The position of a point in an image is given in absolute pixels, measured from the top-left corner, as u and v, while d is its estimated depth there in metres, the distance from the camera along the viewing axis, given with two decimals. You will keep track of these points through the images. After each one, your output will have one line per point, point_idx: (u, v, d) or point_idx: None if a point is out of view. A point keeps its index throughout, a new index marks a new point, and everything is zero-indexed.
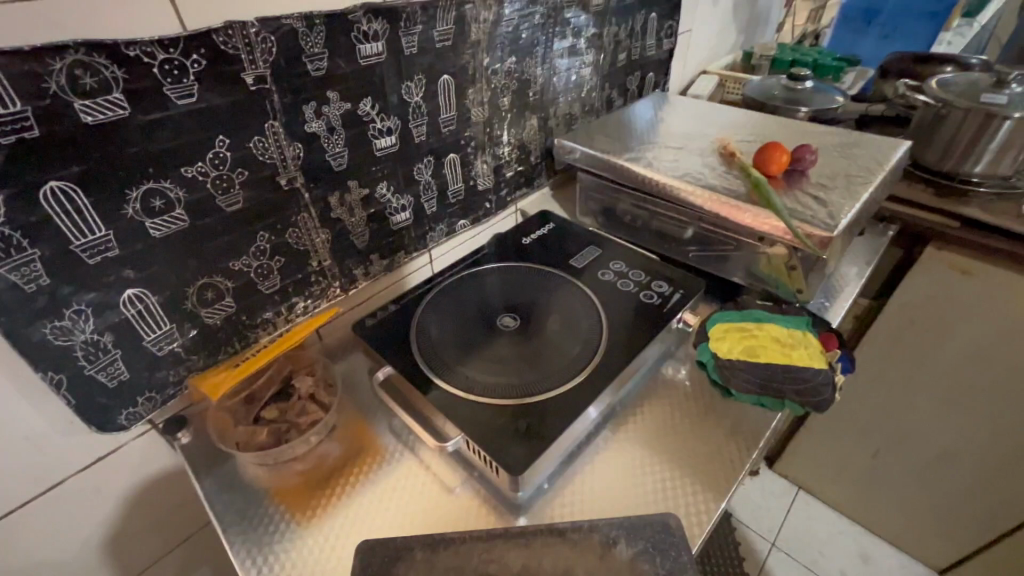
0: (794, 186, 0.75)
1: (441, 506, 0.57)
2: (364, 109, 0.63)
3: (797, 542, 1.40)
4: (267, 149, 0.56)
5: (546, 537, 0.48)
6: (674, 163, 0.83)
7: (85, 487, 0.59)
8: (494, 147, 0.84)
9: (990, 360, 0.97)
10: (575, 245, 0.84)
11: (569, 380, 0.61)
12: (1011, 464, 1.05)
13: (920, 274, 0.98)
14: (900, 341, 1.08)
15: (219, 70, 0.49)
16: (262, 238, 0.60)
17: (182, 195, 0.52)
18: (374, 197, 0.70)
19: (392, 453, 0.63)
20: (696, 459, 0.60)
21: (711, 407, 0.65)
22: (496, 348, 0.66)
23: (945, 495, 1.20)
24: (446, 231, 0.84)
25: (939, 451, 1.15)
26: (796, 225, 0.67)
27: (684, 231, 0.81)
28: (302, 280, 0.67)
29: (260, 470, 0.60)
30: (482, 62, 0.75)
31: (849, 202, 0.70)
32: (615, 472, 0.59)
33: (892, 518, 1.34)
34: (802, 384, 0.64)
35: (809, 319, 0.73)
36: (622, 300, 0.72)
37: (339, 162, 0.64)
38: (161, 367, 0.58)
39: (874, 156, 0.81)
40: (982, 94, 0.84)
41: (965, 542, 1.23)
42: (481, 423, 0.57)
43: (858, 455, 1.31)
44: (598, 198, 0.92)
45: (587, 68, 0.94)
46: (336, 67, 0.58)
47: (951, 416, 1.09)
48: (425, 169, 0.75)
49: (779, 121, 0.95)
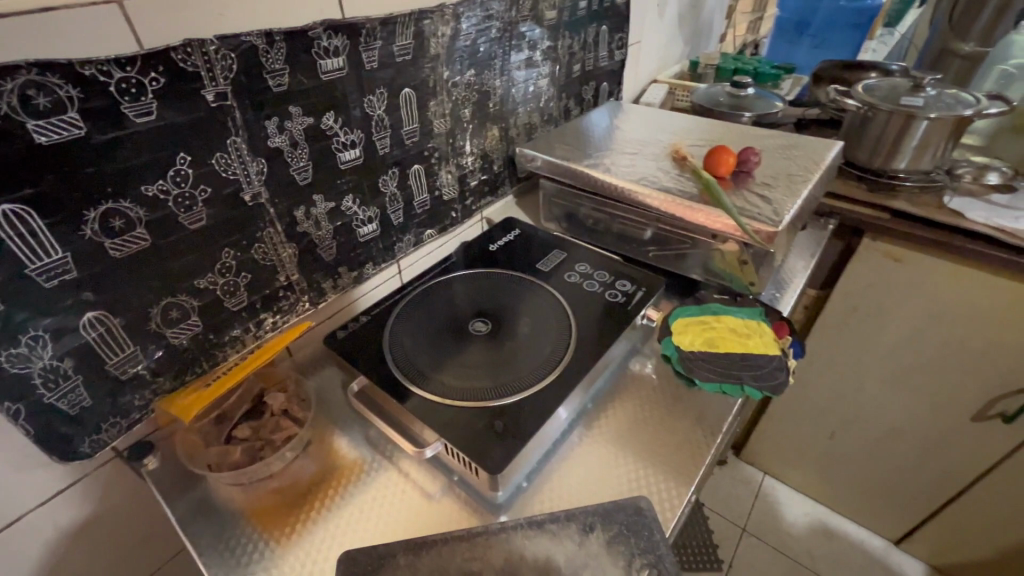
0: (741, 185, 0.80)
1: (422, 512, 0.58)
2: (327, 122, 0.63)
3: (766, 525, 1.46)
4: (230, 165, 0.56)
5: (525, 530, 0.51)
6: (631, 168, 0.87)
7: (43, 525, 0.57)
8: (458, 157, 0.86)
9: (925, 340, 1.06)
10: (541, 250, 0.86)
11: (541, 380, 0.63)
12: (951, 435, 1.14)
13: (860, 265, 1.06)
14: (846, 327, 1.15)
15: (179, 87, 0.49)
16: (227, 255, 0.60)
17: (143, 214, 0.51)
18: (340, 210, 0.71)
19: (371, 464, 0.63)
20: (666, 449, 0.62)
21: (678, 398, 0.68)
22: (469, 354, 0.67)
23: (894, 470, 1.28)
24: (414, 241, 0.85)
25: (888, 429, 1.23)
26: (745, 222, 0.72)
27: (643, 232, 0.85)
28: (269, 295, 0.67)
29: (235, 490, 0.59)
30: (442, 75, 0.76)
31: (791, 199, 0.76)
32: (590, 467, 0.61)
33: (849, 496, 1.42)
34: (758, 370, 0.68)
35: (762, 310, 0.77)
36: (588, 300, 0.75)
37: (304, 176, 0.64)
38: (125, 392, 0.56)
39: (811, 155, 0.87)
40: (902, 97, 0.93)
41: (915, 514, 1.31)
42: (458, 426, 0.58)
43: (815, 438, 1.38)
44: (561, 203, 0.95)
45: (543, 79, 0.98)
46: (298, 82, 0.59)
47: (895, 395, 1.17)
48: (391, 181, 0.76)
49: (726, 125, 1.01)
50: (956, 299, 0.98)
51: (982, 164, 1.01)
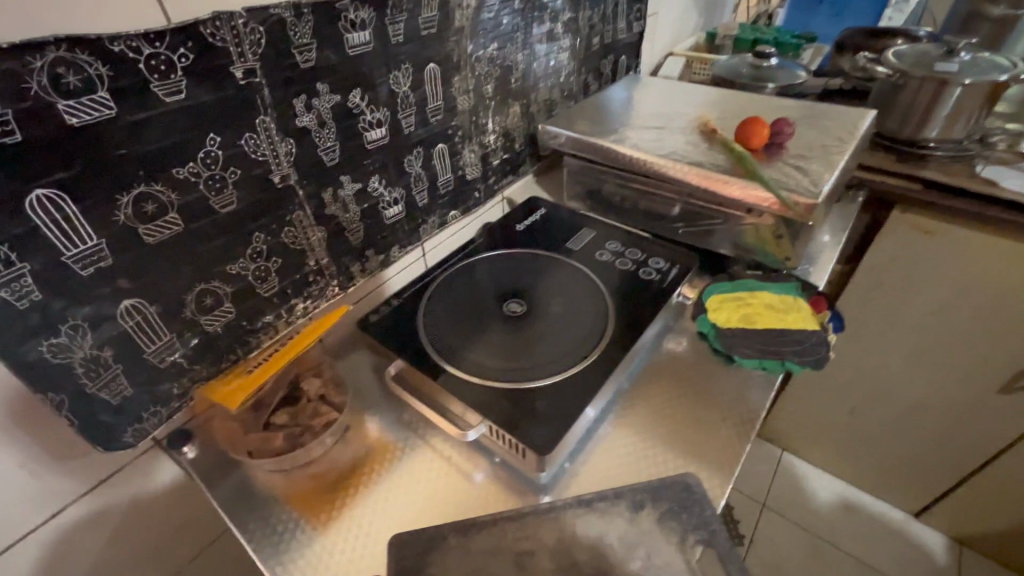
0: (775, 157, 0.78)
1: (465, 493, 0.57)
2: (353, 100, 0.61)
3: (786, 500, 1.47)
4: (258, 146, 0.54)
5: (575, 509, 0.51)
6: (658, 142, 0.84)
7: (89, 514, 0.57)
8: (480, 135, 0.84)
9: (953, 312, 1.04)
10: (568, 229, 0.84)
11: (581, 361, 0.62)
12: (977, 407, 1.13)
13: (888, 238, 1.04)
14: (872, 302, 1.14)
15: (208, 64, 0.47)
16: (257, 239, 0.58)
17: (175, 198, 0.49)
18: (367, 191, 0.69)
19: (408, 446, 0.62)
20: (708, 427, 0.62)
21: (716, 375, 0.67)
22: (505, 336, 0.66)
23: (917, 444, 1.27)
24: (439, 222, 0.84)
25: (911, 403, 1.22)
26: (783, 195, 0.70)
27: (671, 208, 0.83)
28: (300, 281, 0.66)
29: (276, 476, 0.59)
30: (466, 49, 0.74)
31: (828, 170, 0.74)
32: (632, 447, 0.60)
33: (869, 471, 1.42)
34: (798, 345, 0.67)
35: (798, 285, 0.75)
36: (621, 278, 0.73)
37: (331, 156, 0.62)
38: (163, 381, 0.56)
39: (844, 125, 0.85)
40: (936, 63, 0.90)
41: (936, 487, 1.31)
42: (500, 407, 0.57)
43: (836, 413, 1.38)
44: (585, 180, 0.93)
45: (564, 53, 0.95)
46: (325, 58, 0.56)
47: (920, 369, 1.16)
48: (416, 161, 0.74)
49: (752, 97, 0.98)
50: (987, 270, 0.96)
51: (1014, 131, 0.99)
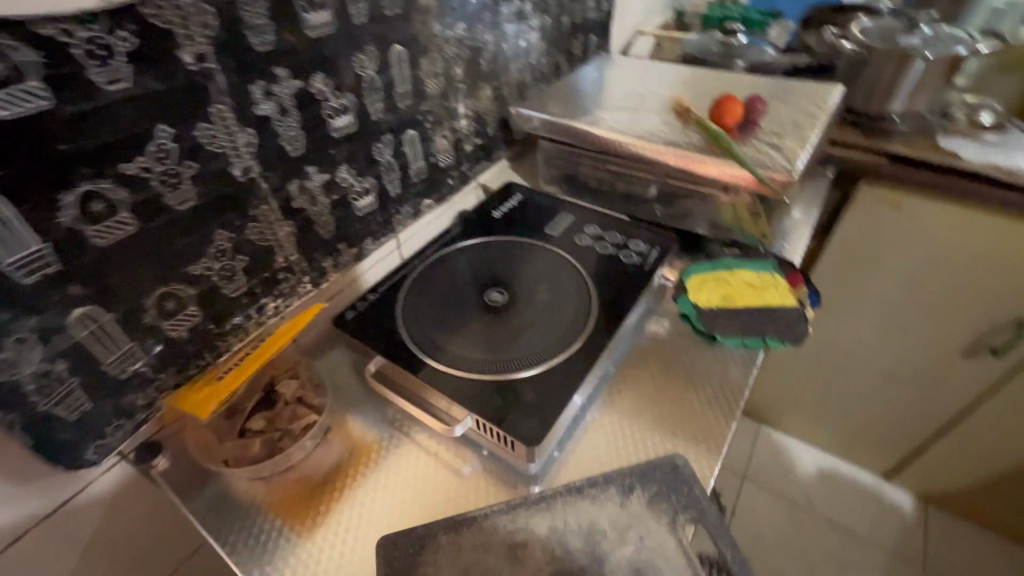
0: (749, 135, 0.78)
1: (454, 488, 0.56)
2: (316, 85, 0.58)
3: (764, 471, 1.52)
4: (215, 136, 0.51)
5: (566, 497, 0.50)
6: (633, 123, 0.83)
7: (53, 537, 0.53)
8: (452, 120, 0.81)
9: (918, 282, 1.08)
10: (546, 214, 0.83)
11: (567, 348, 0.61)
12: (941, 371, 1.18)
13: (857, 212, 1.06)
14: (842, 275, 1.16)
15: (154, 48, 0.43)
16: (220, 236, 0.55)
17: (126, 196, 0.46)
18: (335, 182, 0.66)
19: (392, 444, 0.60)
20: (694, 407, 0.62)
21: (700, 355, 0.68)
22: (487, 326, 0.65)
23: (886, 409, 1.33)
24: (412, 212, 0.81)
25: (880, 371, 1.27)
26: (759, 172, 0.70)
27: (648, 189, 0.83)
28: (269, 279, 0.63)
29: (255, 483, 0.56)
30: (433, 30, 0.71)
31: (801, 146, 0.74)
32: (620, 431, 0.60)
33: (842, 437, 1.47)
34: (777, 322, 0.67)
35: (775, 262, 0.75)
36: (601, 262, 0.73)
37: (295, 146, 0.59)
38: (126, 392, 0.52)
39: (814, 100, 0.85)
40: (901, 39, 0.92)
41: (904, 448, 1.37)
42: (486, 400, 0.56)
43: (810, 385, 1.42)
44: (560, 164, 0.91)
45: (533, 34, 0.92)
46: (283, 41, 0.53)
47: (888, 338, 1.20)
48: (385, 149, 0.71)
49: (723, 74, 0.97)
50: (950, 239, 0.99)
51: (973, 104, 1.02)
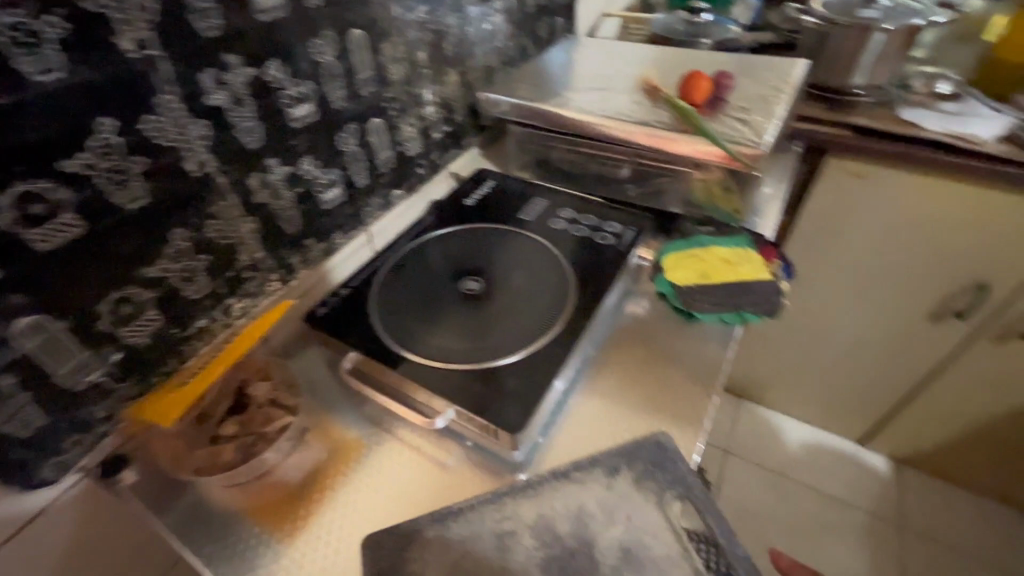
0: (718, 111, 0.78)
1: (438, 482, 0.55)
2: (271, 73, 0.55)
3: (746, 444, 1.55)
4: (164, 129, 0.48)
5: (552, 482, 0.50)
6: (603, 104, 0.82)
7: (14, 562, 0.50)
8: (418, 107, 0.79)
9: (886, 251, 1.11)
10: (520, 199, 0.82)
11: (546, 333, 0.60)
12: (910, 336, 1.22)
13: (825, 185, 1.08)
14: (813, 249, 1.19)
15: (88, 35, 0.40)
16: (178, 235, 0.52)
17: (69, 196, 0.43)
18: (299, 174, 0.63)
19: (373, 442, 0.59)
20: (676, 384, 0.62)
21: (679, 333, 0.68)
22: (464, 315, 0.63)
23: (859, 377, 1.37)
24: (383, 203, 0.79)
25: (853, 339, 1.30)
26: (730, 148, 0.70)
27: (621, 170, 0.82)
28: (233, 279, 0.60)
29: (231, 491, 0.54)
30: (393, 13, 0.68)
31: (769, 120, 0.75)
32: (605, 413, 0.60)
33: (818, 407, 1.51)
34: (753, 296, 0.68)
35: (748, 238, 0.75)
36: (577, 245, 0.72)
37: (253, 138, 0.56)
38: (84, 404, 0.50)
39: (780, 75, 0.86)
40: (858, 11, 0.92)
41: (877, 413, 1.42)
42: (467, 390, 0.55)
43: (786, 357, 1.45)
44: (532, 148, 0.90)
45: (498, 16, 0.90)
46: (232, 26, 0.50)
47: (859, 307, 1.23)
48: (350, 138, 0.69)
49: (690, 52, 0.97)
50: (914, 208, 1.02)
51: (931, 74, 1.04)
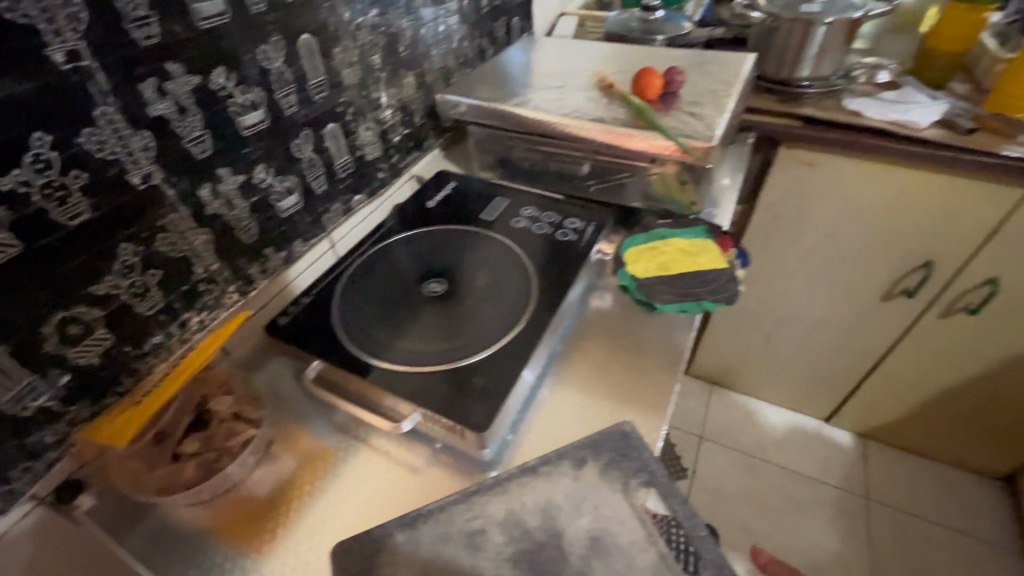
0: (671, 106, 0.80)
1: (409, 486, 0.55)
2: (217, 81, 0.54)
3: (719, 429, 1.59)
4: (104, 142, 0.46)
5: (520, 478, 0.50)
6: (559, 102, 0.83)
7: None
8: (375, 111, 0.78)
9: (839, 235, 1.15)
10: (482, 200, 0.82)
11: (510, 330, 0.61)
12: (866, 316, 1.27)
13: (779, 174, 1.11)
14: (771, 236, 1.23)
15: (14, 47, 0.39)
16: (126, 251, 0.51)
17: (3, 215, 0.41)
18: (253, 183, 0.62)
19: (342, 449, 0.58)
20: (640, 374, 0.64)
21: (642, 324, 0.69)
22: (429, 317, 0.64)
23: (822, 357, 1.42)
24: (343, 209, 0.78)
25: (813, 322, 1.35)
26: (682, 141, 0.72)
27: (580, 167, 0.84)
28: (189, 293, 0.59)
29: (195, 510, 0.53)
30: (342, 17, 0.68)
31: (719, 113, 0.77)
32: (572, 406, 0.61)
33: (785, 389, 1.56)
34: (711, 284, 0.70)
35: (705, 229, 0.77)
36: (539, 242, 0.73)
37: (202, 148, 0.55)
38: (32, 430, 0.48)
39: (729, 69, 0.88)
40: (801, 6, 0.96)
41: (840, 392, 1.47)
42: (433, 392, 0.55)
43: (753, 343, 1.49)
44: (493, 149, 0.91)
45: (452, 18, 0.90)
46: (171, 34, 0.49)
47: (818, 291, 1.28)
48: (305, 145, 0.68)
49: (644, 49, 0.99)
50: (862, 193, 1.07)
51: (872, 64, 1.09)
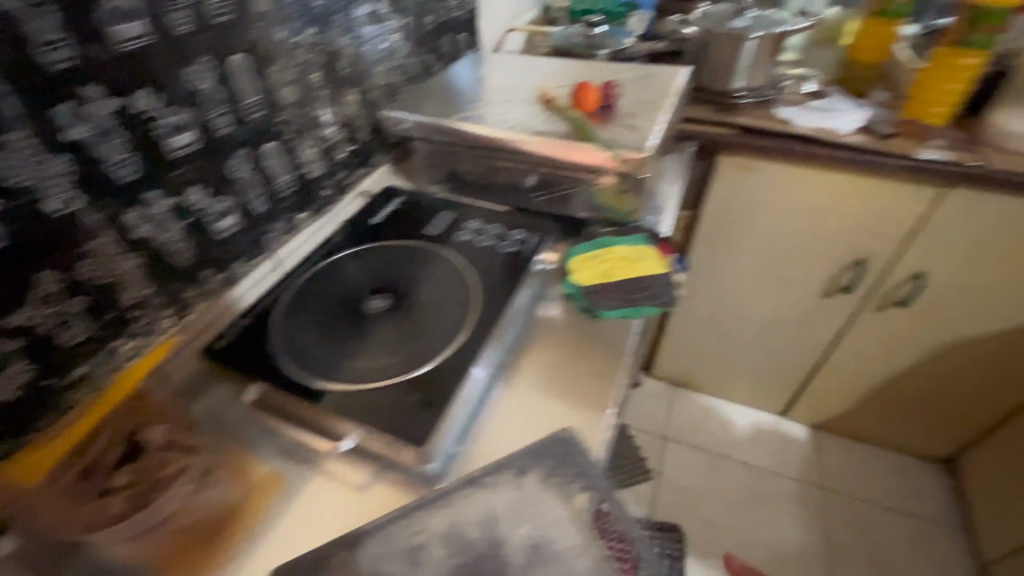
0: (609, 118, 0.83)
1: (353, 505, 0.55)
2: (141, 103, 0.53)
3: (682, 429, 1.62)
4: (16, 169, 0.45)
5: (462, 490, 0.50)
6: (502, 116, 0.85)
7: None
8: (317, 129, 0.78)
9: (780, 237, 1.21)
10: (429, 213, 0.83)
11: (453, 342, 0.61)
12: (810, 313, 1.33)
13: (721, 180, 1.16)
14: (718, 240, 1.27)
15: None
16: (45, 279, 0.49)
17: None
18: (186, 205, 0.61)
19: (285, 472, 0.57)
20: (584, 379, 0.64)
21: (586, 330, 0.71)
22: (373, 334, 0.64)
23: (773, 354, 1.47)
24: (287, 227, 0.77)
25: (763, 320, 1.40)
26: (619, 153, 0.75)
27: (526, 179, 0.85)
28: (119, 320, 0.58)
29: (128, 546, 0.49)
30: (277, 36, 0.68)
31: (654, 124, 0.80)
32: (518, 415, 0.61)
33: (742, 386, 1.61)
34: (651, 289, 0.72)
35: (646, 236, 0.80)
36: (483, 254, 0.74)
37: (127, 171, 0.54)
38: None
39: (665, 81, 0.92)
40: (729, 22, 1.01)
41: (793, 386, 1.53)
42: (375, 410, 0.55)
43: (709, 343, 1.53)
44: (441, 163, 0.92)
45: (395, 35, 0.91)
46: (88, 57, 0.48)
47: (766, 290, 1.33)
48: (242, 165, 0.67)
49: (585, 63, 1.02)
50: (798, 195, 1.12)
51: (799, 75, 1.15)
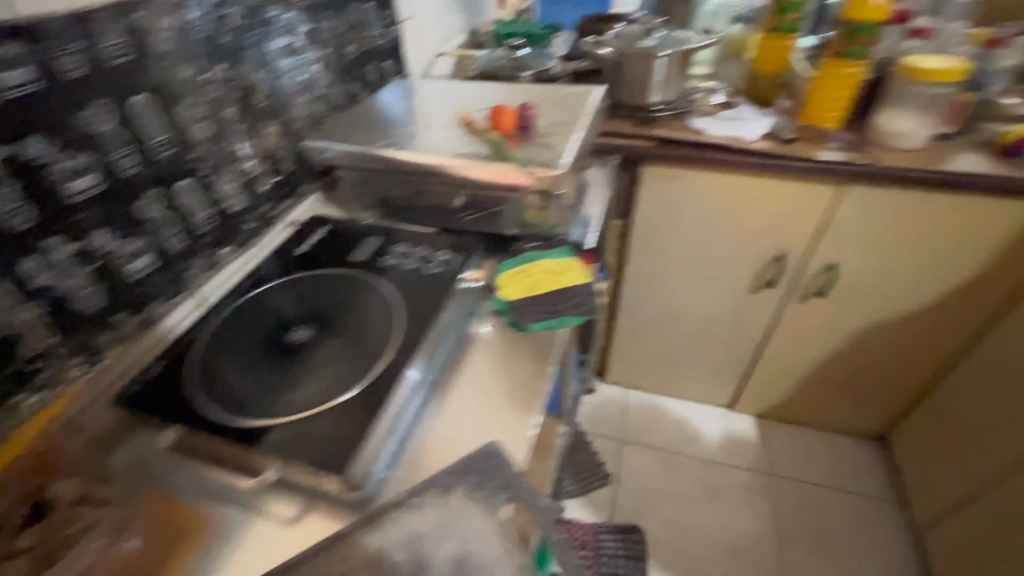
0: (526, 137, 0.87)
1: (280, 542, 0.53)
2: (32, 149, 0.52)
3: (637, 430, 1.66)
4: None
5: (387, 513, 0.51)
6: (424, 141, 0.87)
7: None
8: (236, 162, 0.78)
9: (706, 239, 1.27)
10: (357, 239, 0.84)
11: (376, 365, 0.63)
12: (742, 309, 1.40)
13: (647, 189, 1.22)
14: (650, 247, 1.33)
15: None
16: None
17: None
18: (91, 250, 0.59)
19: (208, 512, 0.55)
20: (513, 390, 0.66)
21: (514, 342, 0.72)
22: (297, 365, 0.64)
23: (714, 350, 1.54)
24: (208, 263, 0.77)
25: (702, 319, 1.46)
26: (535, 171, 0.78)
27: (453, 200, 0.86)
28: (18, 373, 0.56)
29: None
30: (184, 74, 0.68)
31: (568, 141, 0.84)
32: (449, 432, 0.61)
33: (689, 384, 1.67)
34: (573, 299, 0.75)
35: (569, 248, 0.84)
36: (408, 278, 0.76)
37: (20, 219, 0.52)
38: None
39: (578, 100, 0.97)
40: (638, 41, 1.08)
41: (736, 379, 1.60)
42: (300, 444, 0.56)
43: (654, 345, 1.59)
44: (370, 190, 0.92)
45: (314, 66, 0.92)
46: None
47: (700, 290, 1.39)
48: (154, 204, 0.66)
49: (506, 85, 1.06)
50: (717, 200, 1.19)
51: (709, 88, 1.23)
